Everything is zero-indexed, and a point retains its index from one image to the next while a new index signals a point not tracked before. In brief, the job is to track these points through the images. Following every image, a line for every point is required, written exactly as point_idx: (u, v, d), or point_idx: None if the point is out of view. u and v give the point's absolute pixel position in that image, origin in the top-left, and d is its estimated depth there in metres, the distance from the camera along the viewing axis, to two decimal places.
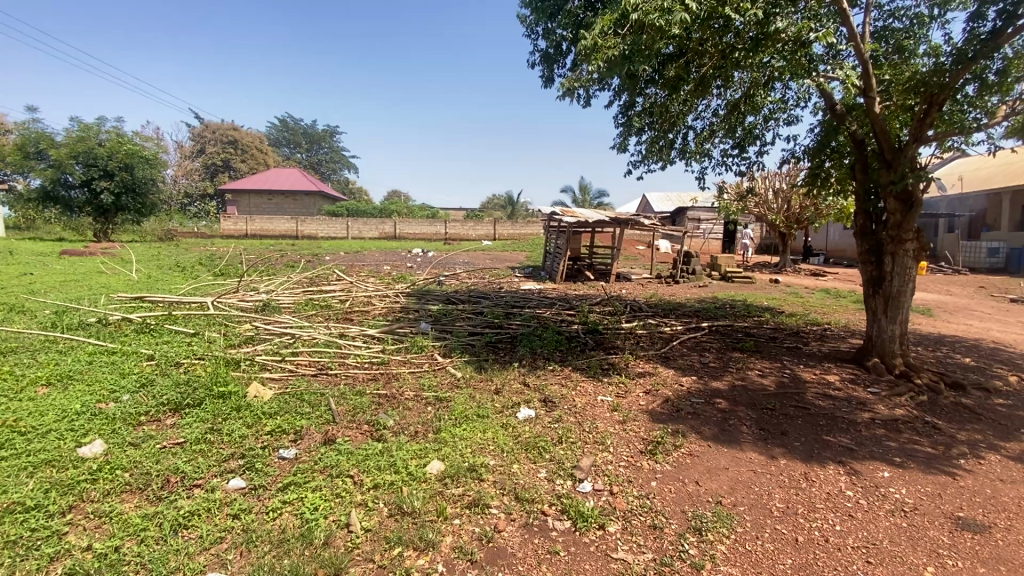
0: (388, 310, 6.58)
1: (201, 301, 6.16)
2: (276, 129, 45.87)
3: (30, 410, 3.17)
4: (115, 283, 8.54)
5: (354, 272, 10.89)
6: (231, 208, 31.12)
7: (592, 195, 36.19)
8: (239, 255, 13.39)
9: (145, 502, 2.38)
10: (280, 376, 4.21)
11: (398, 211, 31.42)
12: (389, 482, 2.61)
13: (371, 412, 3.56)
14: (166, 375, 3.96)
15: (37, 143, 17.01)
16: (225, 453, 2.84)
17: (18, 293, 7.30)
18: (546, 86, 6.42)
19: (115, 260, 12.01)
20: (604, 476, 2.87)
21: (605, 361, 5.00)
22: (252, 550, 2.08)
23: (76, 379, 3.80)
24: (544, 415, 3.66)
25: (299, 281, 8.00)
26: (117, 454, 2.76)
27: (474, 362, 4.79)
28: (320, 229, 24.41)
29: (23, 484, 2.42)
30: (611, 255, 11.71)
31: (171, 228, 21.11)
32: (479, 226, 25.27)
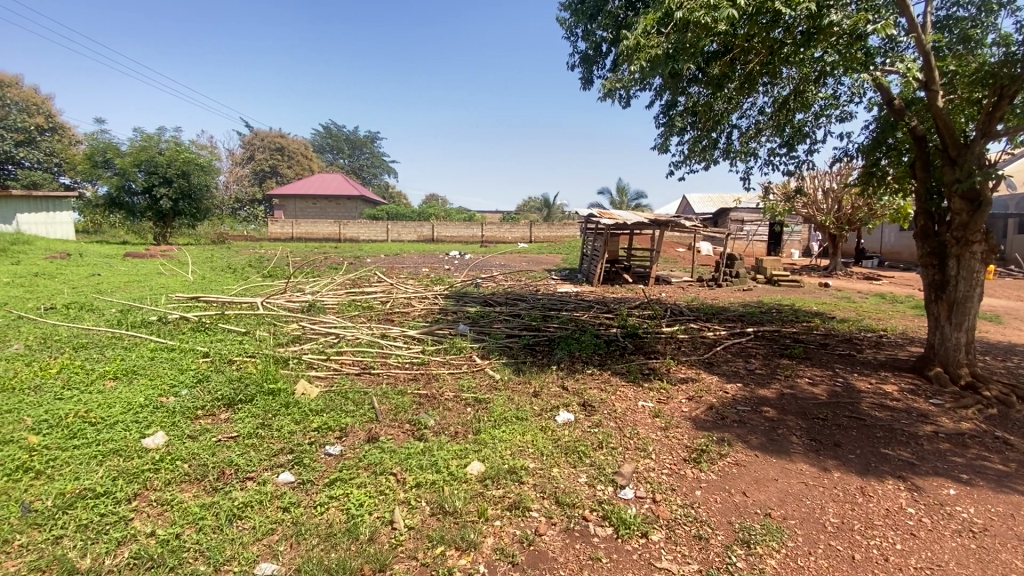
0: (427, 312, 6.68)
1: (252, 301, 6.44)
2: (321, 136, 47.51)
3: (99, 402, 3.39)
4: (174, 284, 9.08)
5: (393, 274, 11.10)
6: (278, 212, 32.46)
7: (630, 196, 35.79)
8: (285, 257, 13.93)
9: (203, 492, 2.49)
10: (326, 374, 4.35)
11: (437, 214, 31.90)
12: (431, 481, 2.64)
13: (412, 412, 3.61)
14: (220, 372, 4.16)
15: (105, 153, 18.19)
16: (275, 448, 2.95)
17: (88, 293, 7.83)
18: (585, 87, 6.40)
19: (173, 262, 12.74)
20: (646, 483, 2.81)
21: (644, 366, 4.91)
22: (301, 543, 2.15)
23: (140, 374, 4.03)
24: (583, 419, 3.62)
25: (342, 282, 8.25)
26: (177, 446, 2.91)
27: (512, 365, 4.79)
28: (362, 232, 25.08)
29: (94, 471, 2.59)
30: (650, 257, 11.50)
31: (223, 231, 22.18)
32: (516, 229, 25.43)
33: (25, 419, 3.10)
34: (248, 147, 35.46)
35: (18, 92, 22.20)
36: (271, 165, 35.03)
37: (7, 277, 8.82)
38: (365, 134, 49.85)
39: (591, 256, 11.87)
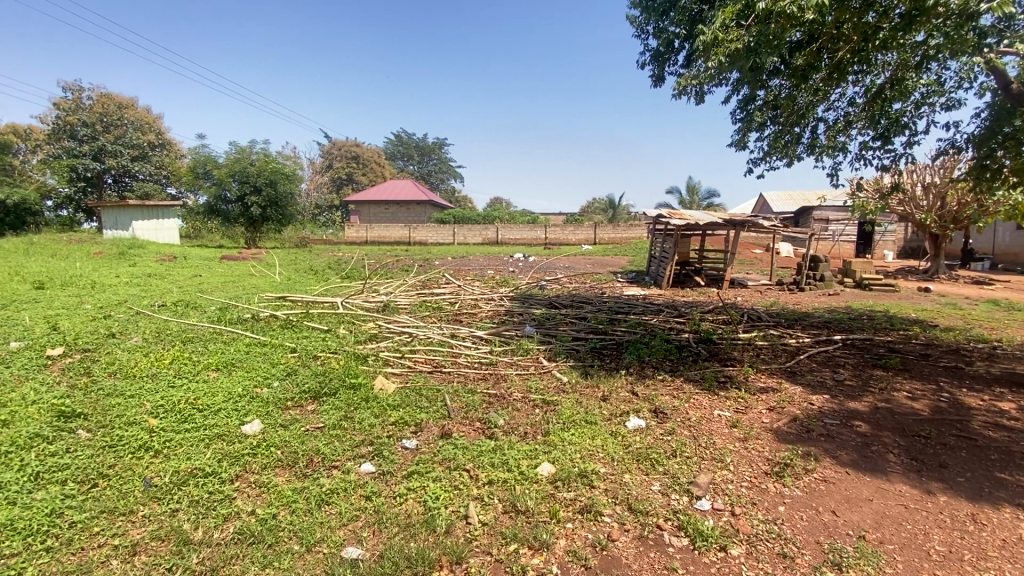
0: (494, 313, 6.78)
1: (332, 301, 6.87)
2: (393, 144, 49.72)
3: (204, 391, 3.76)
4: (263, 284, 9.86)
5: (460, 276, 11.39)
6: (354, 217, 34.31)
7: (701, 195, 34.46)
8: (361, 259, 14.68)
9: (294, 477, 2.70)
10: (401, 371, 4.55)
11: (501, 217, 32.34)
12: (503, 479, 2.69)
13: (482, 410, 3.69)
14: (306, 366, 4.46)
15: (205, 165, 20.06)
16: (357, 439, 3.13)
17: (192, 292, 8.66)
18: (657, 85, 6.26)
19: (262, 264, 13.81)
20: (724, 495, 2.70)
21: (719, 374, 4.70)
22: (382, 531, 2.26)
23: (237, 366, 4.42)
24: (655, 426, 3.53)
25: (414, 284, 8.57)
26: (272, 434, 3.16)
27: (580, 368, 4.76)
28: (430, 235, 25.93)
29: (203, 453, 2.87)
30: (724, 259, 10.99)
31: (304, 236, 23.76)
32: (581, 231, 25.23)
33: (145, 403, 3.49)
34: (326, 156, 37.78)
35: (135, 112, 25.00)
36: (347, 172, 37.03)
37: (127, 277, 9.97)
38: (434, 140, 51.57)
39: (660, 258, 11.54)
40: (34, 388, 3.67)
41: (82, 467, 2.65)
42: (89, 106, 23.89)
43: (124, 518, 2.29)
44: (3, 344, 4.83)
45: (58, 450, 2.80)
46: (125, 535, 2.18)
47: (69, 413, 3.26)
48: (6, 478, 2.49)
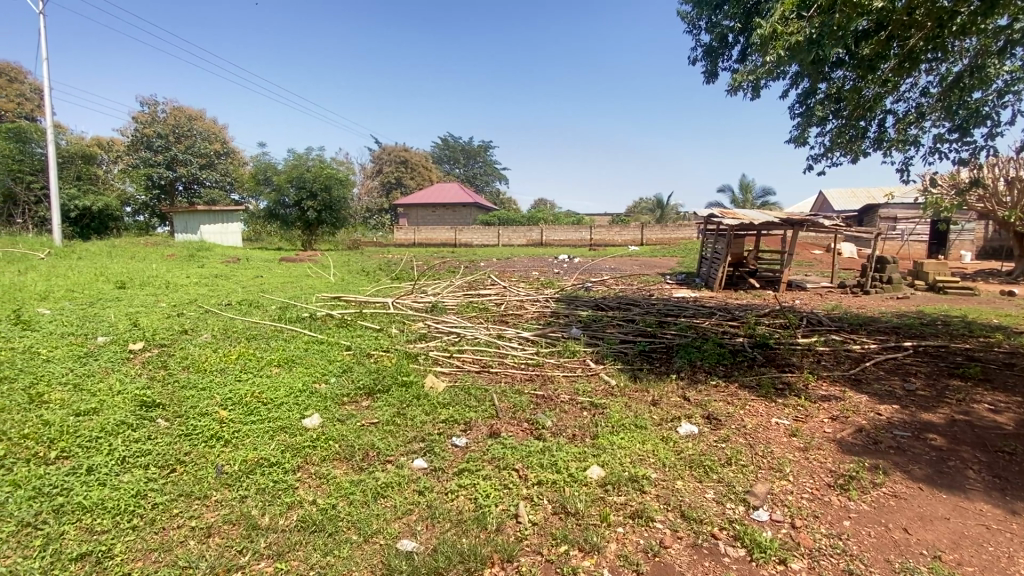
0: (540, 315, 6.78)
1: (383, 301, 7.10)
2: (439, 147, 50.74)
3: (268, 385, 3.97)
4: (319, 285, 10.31)
5: (506, 277, 11.48)
6: (402, 220, 35.26)
7: (755, 194, 33.14)
8: (409, 261, 15.10)
9: (352, 470, 2.81)
10: (450, 370, 4.64)
11: (546, 218, 32.30)
12: (552, 481, 2.69)
13: (530, 411, 3.71)
14: (361, 364, 4.64)
15: (266, 171, 21.13)
16: (409, 435, 3.22)
17: (255, 292, 9.18)
18: (709, 81, 6.10)
19: (318, 265, 14.45)
20: (783, 506, 2.59)
21: (776, 380, 4.50)
22: (436, 526, 2.32)
23: (297, 363, 4.65)
24: (708, 432, 3.43)
25: (460, 285, 8.72)
26: (330, 428, 3.30)
27: (628, 371, 4.69)
28: (475, 237, 26.26)
29: (268, 443, 3.05)
30: (781, 260, 10.51)
31: (356, 239, 24.64)
32: (627, 232, 24.83)
33: (215, 395, 3.74)
34: (377, 161, 39.03)
35: (203, 123, 26.89)
36: (396, 177, 38.04)
37: (197, 278, 10.67)
38: (480, 143, 52.23)
39: (711, 259, 11.20)
40: (120, 380, 4.00)
41: (162, 453, 2.87)
42: (164, 119, 25.80)
43: (200, 501, 2.46)
44: (93, 338, 5.29)
45: (142, 437, 3.05)
46: (201, 518, 2.34)
47: (149, 402, 3.53)
48: (97, 460, 2.72)
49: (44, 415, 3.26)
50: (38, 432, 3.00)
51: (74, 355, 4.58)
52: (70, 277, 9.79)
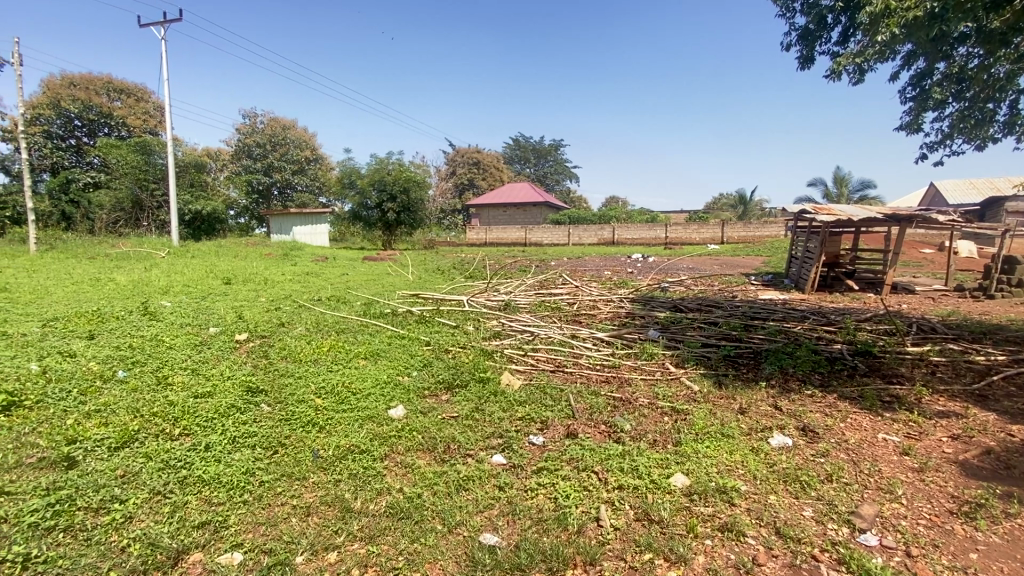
0: (615, 315, 6.63)
1: (459, 299, 7.28)
2: (510, 147, 51.24)
3: (355, 376, 4.21)
4: (398, 282, 10.80)
5: (578, 276, 11.38)
6: (475, 220, 36.02)
7: (852, 188, 30.37)
8: (480, 260, 15.38)
9: (434, 461, 2.91)
10: (525, 368, 4.66)
11: (619, 216, 31.62)
12: (634, 486, 2.61)
13: (608, 413, 3.64)
14: (440, 359, 4.79)
15: (351, 176, 22.38)
16: (488, 431, 3.28)
17: (341, 289, 9.79)
18: (805, 67, 5.67)
19: (396, 264, 15.14)
20: (894, 531, 2.34)
21: (882, 393, 4.09)
22: (517, 522, 2.34)
23: (382, 356, 4.88)
24: (804, 446, 3.19)
25: (533, 283, 8.75)
26: (413, 419, 3.44)
27: (711, 376, 4.47)
28: (546, 237, 26.26)
29: (358, 431, 3.23)
30: (885, 260, 9.54)
31: (431, 239, 25.53)
32: (706, 230, 23.70)
33: (310, 384, 4.02)
34: (451, 164, 40.14)
35: (296, 132, 29.06)
36: (469, 178, 38.91)
37: (290, 275, 11.56)
38: (551, 142, 52.14)
39: (802, 258, 10.39)
40: (230, 367, 4.42)
41: (267, 435, 3.13)
42: (262, 129, 28.21)
43: (299, 482, 2.66)
44: (206, 328, 5.88)
45: (249, 419, 3.34)
46: (300, 498, 2.52)
47: (254, 389, 3.87)
48: (213, 439, 3.03)
49: (169, 395, 3.67)
50: (165, 410, 3.39)
51: (192, 344, 5.12)
52: (186, 273, 10.96)
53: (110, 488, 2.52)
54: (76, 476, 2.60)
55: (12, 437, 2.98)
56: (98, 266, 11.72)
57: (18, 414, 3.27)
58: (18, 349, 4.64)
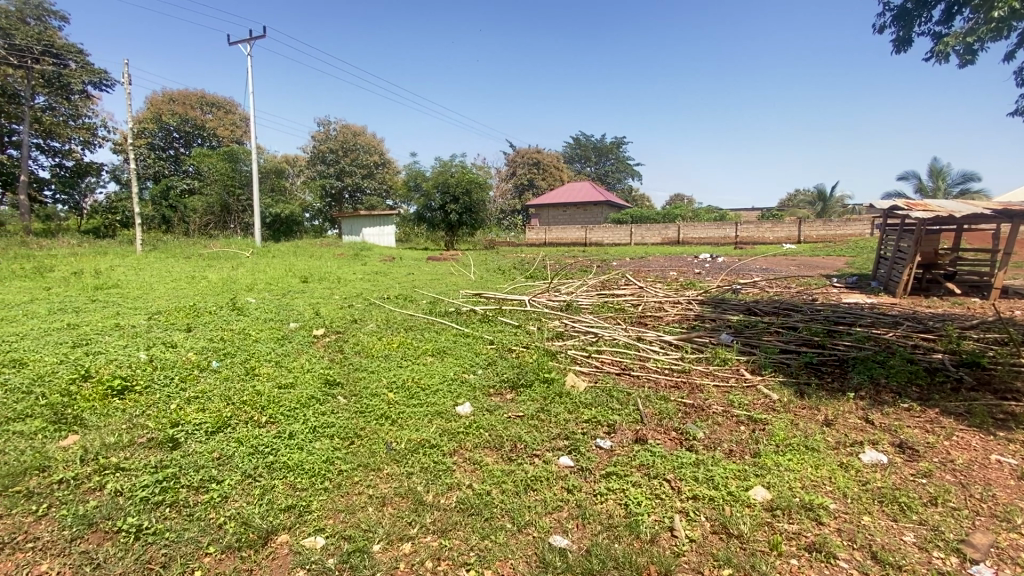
0: (683, 318, 6.38)
1: (521, 299, 7.30)
2: (571, 146, 50.87)
3: (423, 372, 4.33)
4: (460, 282, 11.00)
5: (642, 276, 11.08)
6: (535, 220, 36.07)
7: (951, 181, 27.50)
8: (541, 260, 15.37)
9: (502, 459, 2.93)
10: (589, 370, 4.60)
11: (684, 215, 30.50)
12: (710, 497, 2.50)
13: (678, 420, 3.51)
14: (504, 358, 4.83)
15: (416, 179, 23.12)
16: (554, 432, 3.25)
17: (408, 287, 10.13)
18: (902, 50, 5.20)
19: (458, 264, 15.47)
20: (1014, 564, 2.08)
21: (993, 409, 3.65)
22: (587, 526, 2.31)
23: (448, 353, 4.99)
24: (901, 464, 2.91)
25: (595, 284, 8.61)
26: (480, 416, 3.49)
27: (791, 385, 4.19)
28: (607, 236, 25.83)
29: (428, 426, 3.32)
30: (994, 260, 8.55)
31: (492, 240, 25.84)
32: (780, 228, 22.30)
33: (381, 378, 4.19)
34: (511, 164, 40.45)
35: (365, 138, 30.43)
36: (529, 178, 39.05)
37: (360, 274, 12.11)
38: (613, 141, 51.19)
39: (892, 259, 9.51)
40: (309, 360, 4.69)
41: (343, 426, 3.29)
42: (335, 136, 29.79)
43: (374, 473, 2.76)
44: (286, 323, 6.28)
45: (327, 410, 3.53)
46: (376, 488, 2.62)
47: (331, 381, 4.08)
48: (296, 428, 3.22)
49: (256, 385, 3.95)
50: (253, 399, 3.65)
51: (275, 337, 5.48)
52: (268, 272, 11.77)
53: (208, 468, 2.74)
54: (179, 457, 2.85)
55: (125, 418, 3.32)
56: (192, 265, 12.85)
57: (130, 398, 3.63)
58: (129, 339, 5.16)
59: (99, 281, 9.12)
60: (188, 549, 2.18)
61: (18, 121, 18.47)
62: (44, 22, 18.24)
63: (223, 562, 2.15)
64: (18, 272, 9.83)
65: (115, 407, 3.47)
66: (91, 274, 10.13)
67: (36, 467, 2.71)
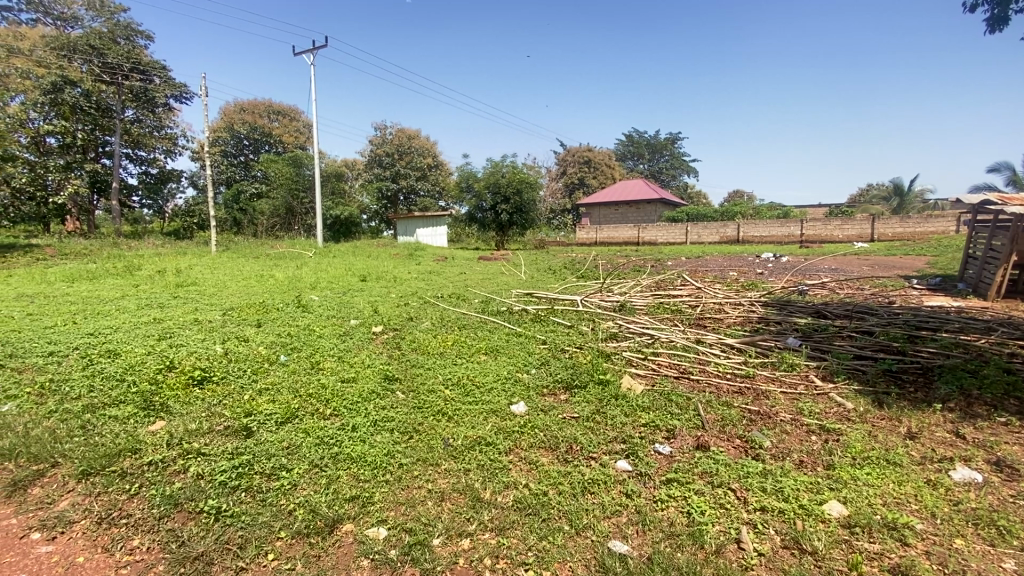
0: (744, 320, 6.10)
1: (574, 299, 7.23)
2: (623, 144, 49.94)
3: (477, 370, 4.38)
4: (512, 281, 11.07)
5: (699, 276, 10.72)
6: (586, 220, 35.72)
7: None
8: (593, 259, 15.20)
9: (558, 461, 2.90)
10: (646, 373, 4.48)
11: (744, 213, 29.21)
12: (779, 510, 2.37)
13: (742, 427, 3.35)
14: (557, 358, 4.81)
15: (467, 180, 23.45)
16: (610, 435, 3.19)
17: (460, 286, 10.29)
18: (996, 30, 4.75)
19: (510, 264, 15.60)
20: None
21: None
22: (647, 533, 2.25)
23: (501, 352, 5.03)
24: (999, 484, 2.63)
25: (650, 284, 8.40)
26: (535, 416, 3.48)
27: (867, 394, 3.90)
28: (661, 235, 25.18)
29: (484, 424, 3.35)
30: None
31: (542, 240, 25.81)
32: (850, 226, 20.88)
33: (437, 375, 4.28)
34: (562, 164, 40.23)
35: (419, 141, 31.26)
36: (580, 177, 38.65)
37: (415, 274, 12.45)
38: (667, 137, 49.82)
39: (983, 258, 8.68)
40: (369, 355, 4.87)
41: (402, 420, 3.38)
42: (391, 140, 30.76)
43: (433, 467, 2.82)
44: (348, 320, 6.55)
45: (387, 405, 3.64)
46: (434, 483, 2.67)
47: (390, 376, 4.21)
48: (358, 421, 3.34)
49: (321, 378, 4.14)
50: (318, 392, 3.82)
51: (337, 333, 5.73)
52: (329, 271, 12.35)
53: (279, 457, 2.89)
54: (253, 444, 3.03)
55: (205, 407, 3.56)
56: (262, 264, 13.68)
57: (208, 388, 3.89)
58: (207, 333, 5.55)
59: (179, 279, 9.88)
60: (262, 532, 2.31)
61: (111, 133, 20.31)
62: (133, 42, 19.85)
63: (293, 547, 2.26)
64: (112, 271, 10.80)
65: (196, 396, 3.74)
66: (172, 273, 10.97)
67: (130, 449, 2.96)
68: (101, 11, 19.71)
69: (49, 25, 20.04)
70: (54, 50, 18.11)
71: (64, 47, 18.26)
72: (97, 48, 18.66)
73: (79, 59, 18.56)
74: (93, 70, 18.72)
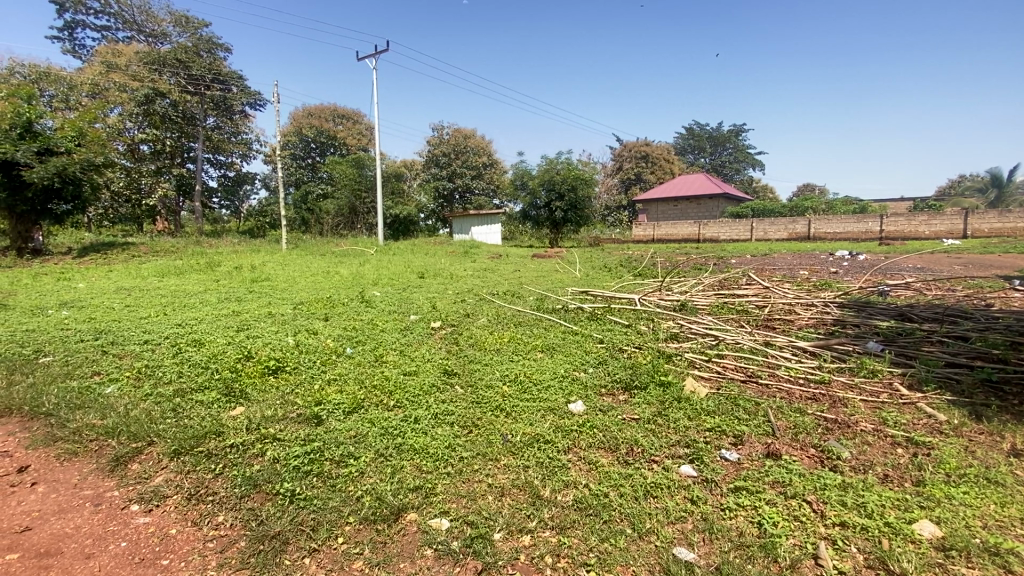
0: (818, 323, 5.72)
1: (631, 298, 7.06)
2: (683, 138, 48.33)
3: (534, 368, 4.39)
4: (566, 279, 10.97)
5: (765, 275, 10.16)
6: (642, 216, 34.83)
7: None
8: (650, 257, 14.79)
9: (618, 462, 2.85)
10: (709, 375, 4.32)
11: (815, 207, 27.42)
12: (862, 526, 2.21)
13: (818, 436, 3.15)
14: (616, 358, 4.72)
15: (522, 177, 23.50)
16: (673, 438, 3.10)
17: (514, 283, 10.31)
18: None
19: (565, 261, 15.48)
20: None
21: None
22: (714, 541, 2.18)
23: (557, 350, 5.01)
24: None
25: (712, 283, 8.05)
26: (593, 416, 3.43)
27: (963, 406, 3.55)
28: (722, 232, 24.12)
29: (542, 421, 3.35)
30: None
31: (597, 237, 25.42)
32: (939, 221, 19.06)
33: (495, 370, 4.32)
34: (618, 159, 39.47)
35: (475, 140, 31.71)
36: (636, 172, 37.78)
37: (471, 271, 12.62)
38: (730, 129, 47.73)
39: None
40: (429, 350, 5.00)
41: (462, 415, 3.44)
42: (448, 139, 31.39)
43: (492, 462, 2.85)
44: (408, 315, 6.76)
45: (446, 398, 3.72)
46: (494, 478, 2.70)
47: (449, 371, 4.30)
48: (419, 414, 3.43)
49: (384, 371, 4.30)
50: (382, 384, 3.96)
51: (398, 328, 5.92)
52: (390, 267, 12.78)
53: (347, 445, 3.03)
54: (322, 432, 3.19)
55: (280, 395, 3.79)
56: (327, 260, 14.37)
57: (282, 377, 4.14)
58: (280, 325, 5.91)
59: (253, 274, 10.58)
60: (332, 516, 2.42)
61: (195, 139, 22.11)
62: (214, 54, 21.26)
63: (361, 532, 2.35)
64: (195, 267, 11.70)
65: (271, 384, 3.99)
66: (247, 269, 11.72)
67: (214, 431, 3.20)
68: (186, 27, 21.38)
69: (142, 42, 22.03)
70: (148, 64, 19.70)
71: (156, 62, 19.63)
72: (183, 61, 20.03)
73: (167, 72, 19.95)
74: (180, 82, 20.30)
